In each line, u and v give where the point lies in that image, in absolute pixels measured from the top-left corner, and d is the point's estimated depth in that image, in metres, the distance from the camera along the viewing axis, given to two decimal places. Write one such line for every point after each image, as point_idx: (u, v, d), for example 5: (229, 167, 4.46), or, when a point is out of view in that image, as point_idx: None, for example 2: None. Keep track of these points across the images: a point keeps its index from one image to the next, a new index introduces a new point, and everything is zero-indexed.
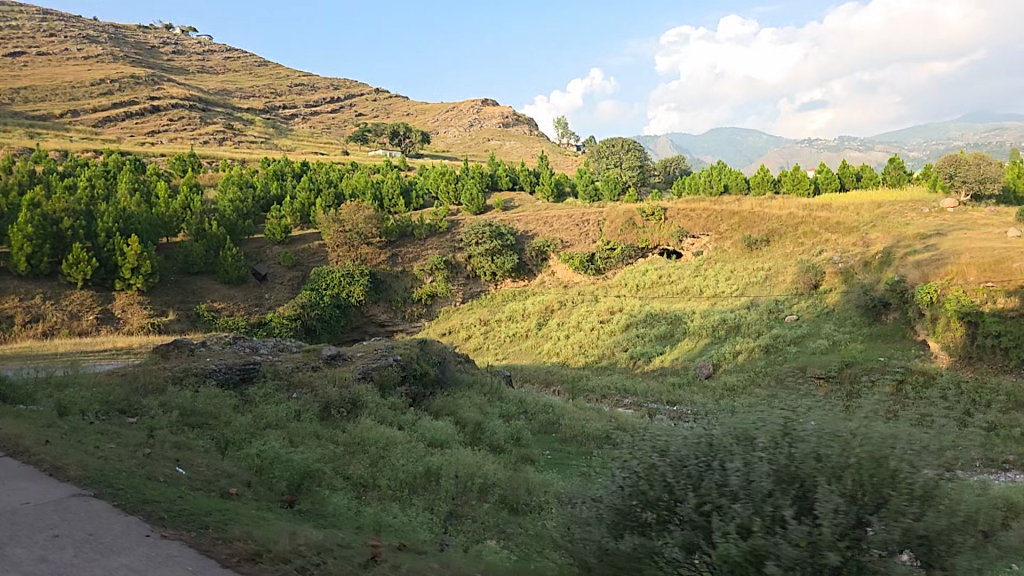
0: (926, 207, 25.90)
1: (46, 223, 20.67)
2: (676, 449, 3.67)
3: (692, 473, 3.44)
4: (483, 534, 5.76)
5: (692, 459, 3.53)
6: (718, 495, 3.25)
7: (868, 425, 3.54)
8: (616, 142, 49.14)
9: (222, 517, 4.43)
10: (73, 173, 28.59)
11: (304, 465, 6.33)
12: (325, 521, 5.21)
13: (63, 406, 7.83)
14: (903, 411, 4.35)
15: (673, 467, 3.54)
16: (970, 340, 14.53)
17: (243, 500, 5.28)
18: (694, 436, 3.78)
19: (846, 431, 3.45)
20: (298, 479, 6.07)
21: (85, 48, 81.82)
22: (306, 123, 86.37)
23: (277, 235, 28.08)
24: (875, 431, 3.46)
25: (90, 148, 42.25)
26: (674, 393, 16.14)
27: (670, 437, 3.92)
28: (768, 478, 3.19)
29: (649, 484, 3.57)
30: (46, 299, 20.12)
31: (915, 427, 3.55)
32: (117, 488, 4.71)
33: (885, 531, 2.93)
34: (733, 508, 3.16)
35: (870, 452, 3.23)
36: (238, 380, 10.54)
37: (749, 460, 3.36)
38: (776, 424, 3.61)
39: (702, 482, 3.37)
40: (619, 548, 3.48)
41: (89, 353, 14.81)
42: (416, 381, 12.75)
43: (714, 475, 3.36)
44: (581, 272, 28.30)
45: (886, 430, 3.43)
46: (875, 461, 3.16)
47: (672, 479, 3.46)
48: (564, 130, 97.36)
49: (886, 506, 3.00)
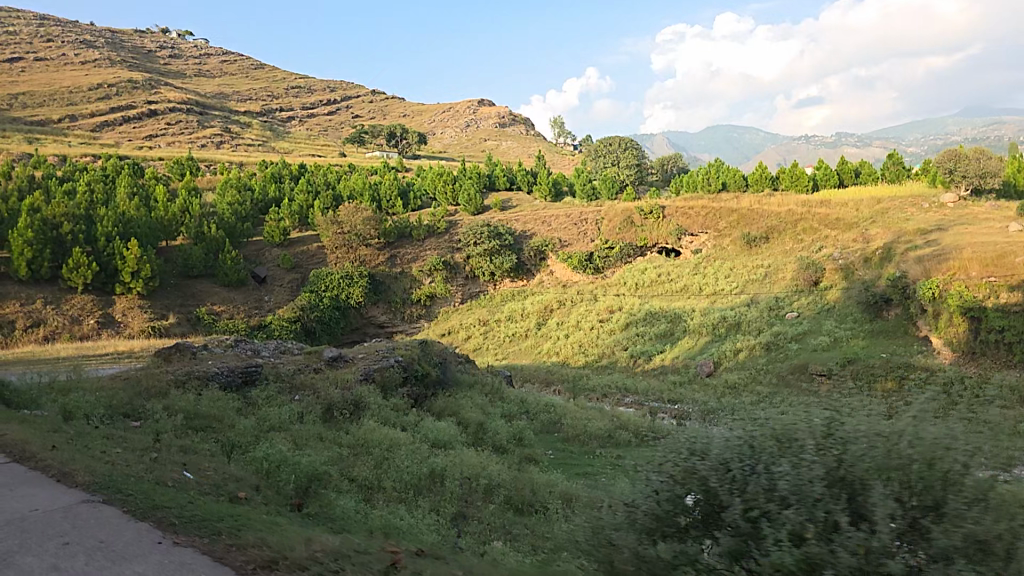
0: (926, 202, 25.88)
1: (46, 227, 20.68)
2: (716, 452, 3.52)
3: (735, 477, 3.27)
4: (490, 536, 5.73)
5: (733, 461, 3.38)
6: (765, 501, 3.06)
7: (916, 425, 3.38)
8: (614, 140, 49.17)
9: (234, 522, 4.42)
10: (72, 177, 28.61)
11: (312, 468, 6.31)
12: (335, 524, 5.18)
13: (67, 410, 7.82)
14: (952, 411, 4.17)
15: (713, 470, 3.37)
16: (974, 335, 14.53)
17: (252, 504, 5.28)
18: (734, 439, 3.62)
19: (895, 432, 3.29)
20: (306, 482, 6.06)
21: (82, 53, 81.91)
22: (303, 126, 86.46)
23: (276, 237, 28.11)
24: (925, 431, 3.29)
25: (88, 153, 42.32)
26: (675, 392, 16.12)
27: (708, 441, 3.78)
28: (819, 482, 3.02)
29: (688, 487, 3.37)
30: (46, 304, 20.12)
31: (962, 426, 3.43)
32: (127, 494, 4.70)
33: (947, 537, 2.65)
34: (783, 514, 2.95)
35: (923, 454, 3.06)
36: (241, 382, 10.54)
37: (798, 463, 3.20)
38: (820, 426, 3.48)
39: (746, 487, 3.18)
40: (655, 555, 3.14)
41: (91, 357, 14.81)
42: (418, 382, 12.75)
43: (760, 479, 3.19)
44: (580, 271, 28.29)
45: (937, 430, 3.28)
46: (929, 462, 2.99)
47: (714, 483, 3.28)
48: (560, 129, 97.23)
49: (945, 511, 2.76)
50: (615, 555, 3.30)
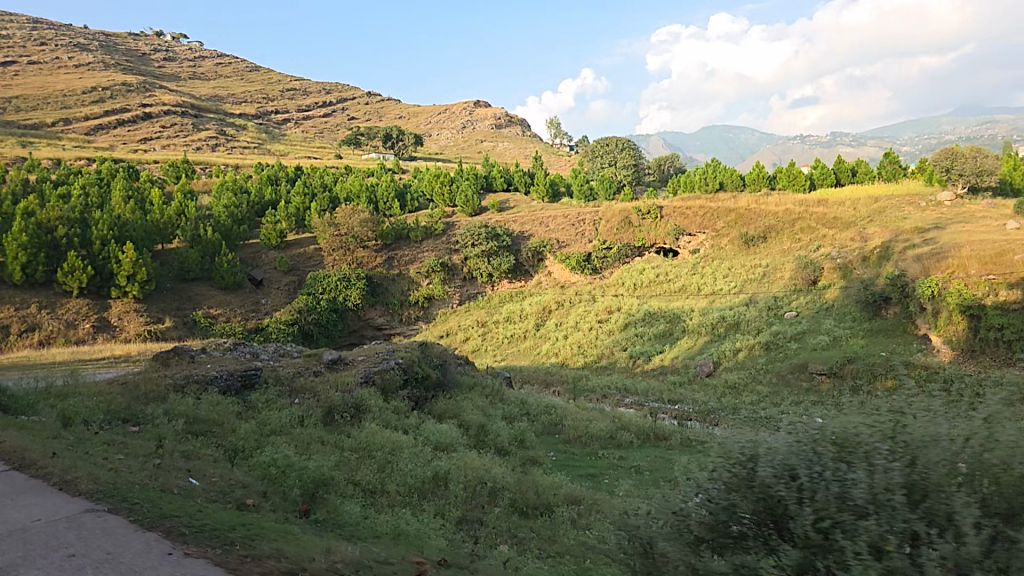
0: (923, 201, 25.94)
1: (41, 231, 20.57)
2: (777, 458, 3.58)
3: (801, 484, 3.27)
4: (496, 540, 5.72)
5: (799, 466, 3.41)
6: (837, 510, 3.00)
7: (990, 430, 3.34)
8: (610, 141, 49.20)
9: (246, 532, 4.39)
10: (66, 181, 28.50)
11: (319, 473, 6.30)
12: (344, 531, 5.16)
13: (67, 416, 7.77)
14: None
15: (776, 477, 3.40)
16: (973, 333, 14.54)
17: (260, 511, 5.24)
18: (798, 444, 3.65)
19: (968, 437, 3.25)
20: (313, 487, 6.06)
21: (76, 57, 81.65)
22: (299, 129, 86.41)
23: (272, 239, 28.10)
24: (1002, 436, 3.24)
25: (82, 156, 42.22)
26: (675, 392, 16.11)
27: (769, 447, 3.80)
28: (897, 489, 2.98)
29: (746, 496, 3.42)
30: (42, 308, 20.03)
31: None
32: (132, 502, 4.67)
33: None
34: (859, 524, 2.89)
35: (1003, 459, 3.00)
36: (240, 386, 10.50)
37: (872, 469, 3.17)
38: (887, 433, 3.47)
39: (815, 495, 3.16)
40: (704, 561, 3.21)
41: (87, 361, 14.75)
42: (419, 384, 12.74)
43: (831, 487, 3.15)
44: (578, 272, 28.30)
45: (1014, 434, 3.25)
46: (1006, 465, 2.95)
47: (775, 491, 3.32)
48: (556, 130, 97.19)
49: None
50: (664, 564, 3.36)
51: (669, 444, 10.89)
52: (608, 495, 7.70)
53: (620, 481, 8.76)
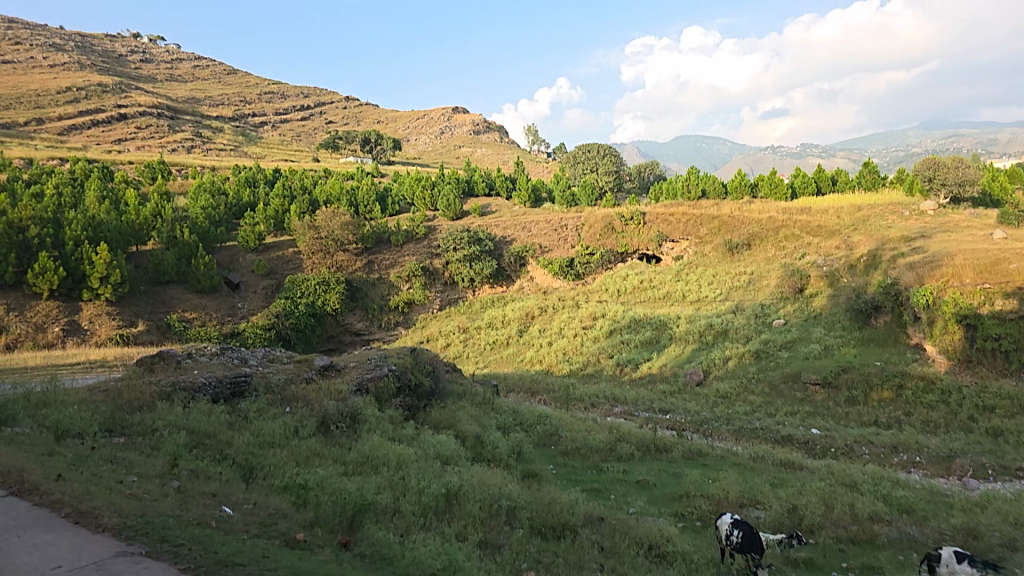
0: (907, 210, 26.32)
1: (12, 231, 19.81)
2: None
3: None
4: (525, 569, 5.51)
5: None
6: None
7: None
8: (591, 147, 49.45)
9: None
10: (36, 179, 27.80)
11: (356, 498, 6.14)
12: (394, 567, 4.92)
13: (59, 429, 7.37)
14: None
15: None
16: (970, 343, 14.50)
17: (309, 547, 4.99)
18: None
19: None
20: (351, 514, 5.88)
21: (50, 56, 80.15)
22: (278, 132, 85.74)
23: (250, 242, 27.45)
24: None
25: (53, 155, 41.22)
26: (665, 401, 15.96)
27: None
28: None
29: None
30: (10, 311, 19.28)
31: None
32: (177, 544, 4.36)
33: None
34: None
35: None
36: (229, 395, 10.10)
37: None
38: None
39: None
40: None
41: (62, 366, 14.18)
42: (411, 393, 12.40)
43: None
44: (560, 277, 28.11)
45: None
46: None
47: None
48: (535, 137, 97.76)
49: None
50: None
51: (671, 456, 10.71)
52: (622, 512, 7.55)
53: (631, 497, 8.56)
